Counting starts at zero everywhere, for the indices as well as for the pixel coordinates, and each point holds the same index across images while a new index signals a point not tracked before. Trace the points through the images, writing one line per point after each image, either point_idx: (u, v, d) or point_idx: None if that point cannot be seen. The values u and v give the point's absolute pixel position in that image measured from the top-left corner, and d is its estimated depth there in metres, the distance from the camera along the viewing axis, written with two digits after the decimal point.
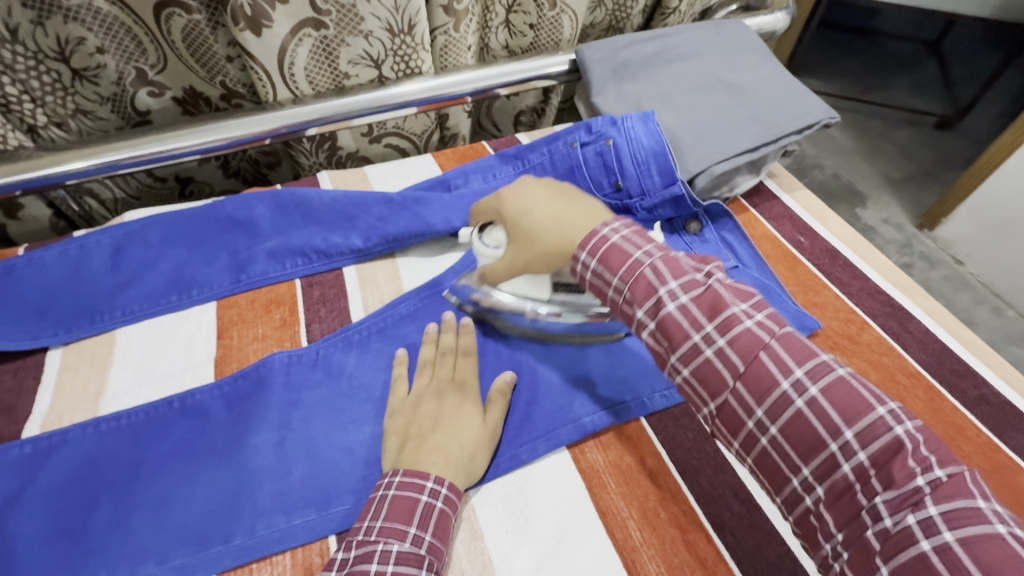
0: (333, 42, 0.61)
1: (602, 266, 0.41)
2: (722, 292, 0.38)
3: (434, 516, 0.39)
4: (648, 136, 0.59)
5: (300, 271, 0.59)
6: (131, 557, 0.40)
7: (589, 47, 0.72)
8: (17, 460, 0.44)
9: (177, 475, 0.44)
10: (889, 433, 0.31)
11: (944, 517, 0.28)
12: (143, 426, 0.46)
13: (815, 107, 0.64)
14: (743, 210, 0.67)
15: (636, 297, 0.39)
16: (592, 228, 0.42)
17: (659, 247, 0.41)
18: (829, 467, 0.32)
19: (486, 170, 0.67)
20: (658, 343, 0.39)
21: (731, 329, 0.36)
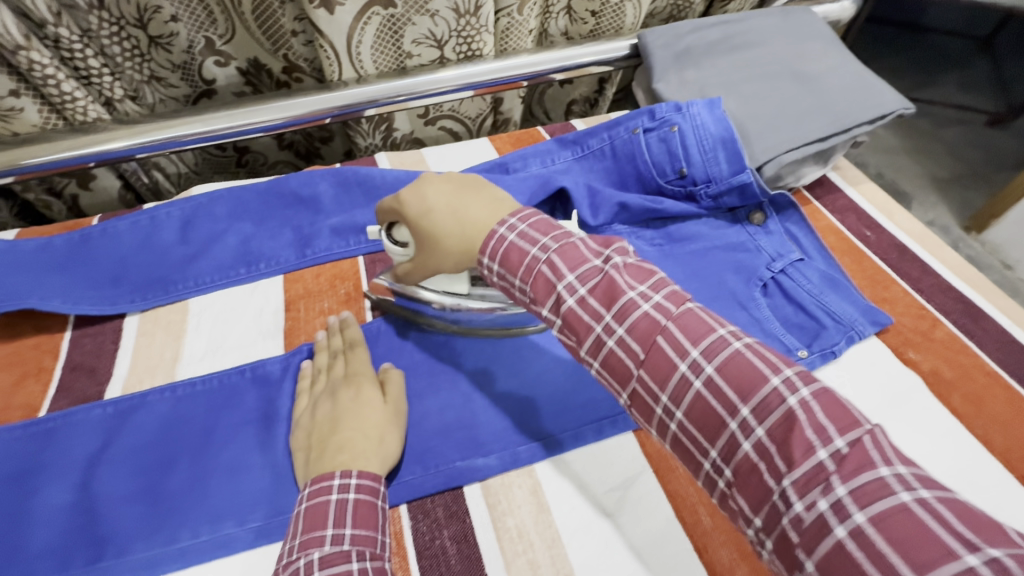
0: (400, 21, 0.61)
1: (504, 268, 0.38)
2: (618, 279, 0.35)
3: (349, 509, 0.36)
4: (716, 123, 0.58)
5: (362, 248, 0.59)
6: (211, 517, 0.41)
7: (652, 31, 0.70)
8: (98, 420, 0.45)
9: (250, 441, 0.45)
10: (788, 406, 0.29)
11: (846, 492, 0.26)
12: (216, 393, 0.47)
13: (888, 97, 0.62)
14: (805, 202, 0.66)
15: (538, 294, 0.37)
16: (491, 227, 0.40)
17: (558, 237, 0.38)
18: (739, 452, 0.30)
19: (544, 155, 0.67)
20: (609, 384, 0.35)
21: (629, 318, 0.33)
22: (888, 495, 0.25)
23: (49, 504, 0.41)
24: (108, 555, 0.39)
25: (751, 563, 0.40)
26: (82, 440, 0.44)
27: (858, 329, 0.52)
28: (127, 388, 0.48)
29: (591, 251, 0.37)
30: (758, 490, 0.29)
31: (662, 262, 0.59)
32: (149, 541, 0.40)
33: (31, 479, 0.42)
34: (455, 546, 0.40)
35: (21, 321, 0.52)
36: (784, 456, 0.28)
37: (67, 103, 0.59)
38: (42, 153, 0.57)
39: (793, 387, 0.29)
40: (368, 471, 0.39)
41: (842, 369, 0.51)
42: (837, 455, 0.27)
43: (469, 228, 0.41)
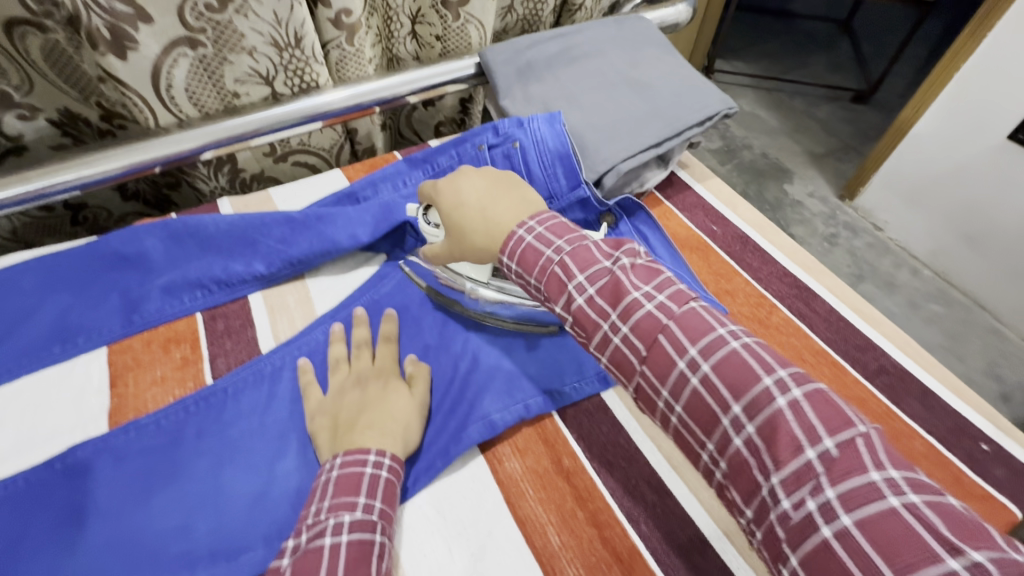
0: (213, 61, 0.57)
1: (522, 267, 0.42)
2: (625, 278, 0.39)
3: (381, 485, 0.40)
4: (554, 137, 0.59)
5: (199, 305, 0.55)
6: None
7: (493, 49, 0.70)
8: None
9: (65, 544, 0.40)
10: (731, 351, 0.35)
11: (751, 419, 0.33)
12: (24, 495, 0.42)
13: (713, 98, 0.65)
14: (657, 203, 0.68)
15: (553, 294, 0.41)
16: (511, 229, 0.44)
17: (571, 242, 0.41)
18: (685, 391, 0.36)
19: (396, 177, 0.65)
20: (576, 334, 0.41)
21: (632, 317, 0.38)
22: (878, 500, 0.29)
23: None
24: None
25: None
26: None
27: None
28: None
29: (602, 253, 0.41)
30: (720, 436, 0.34)
31: None
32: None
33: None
34: None
35: None
36: (723, 402, 0.34)
37: None
38: None
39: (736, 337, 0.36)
40: (380, 450, 0.41)
41: None
42: (750, 404, 0.33)
43: (492, 221, 0.45)
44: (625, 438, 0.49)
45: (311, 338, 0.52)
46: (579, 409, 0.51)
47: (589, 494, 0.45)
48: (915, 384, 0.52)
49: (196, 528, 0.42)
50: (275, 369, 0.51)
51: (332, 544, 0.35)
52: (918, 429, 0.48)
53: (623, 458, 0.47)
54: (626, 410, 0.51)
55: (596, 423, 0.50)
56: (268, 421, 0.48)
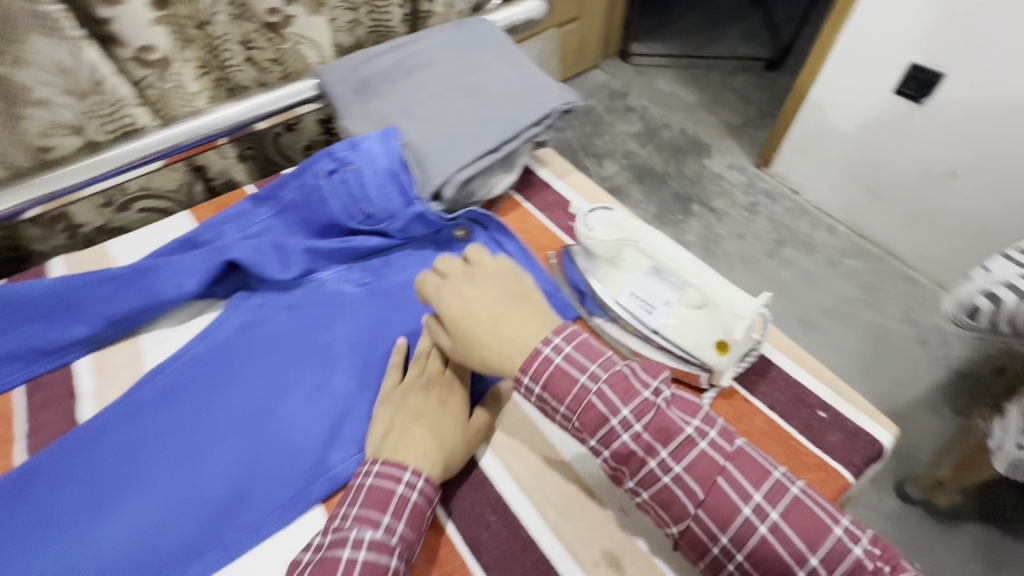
0: (6, 118, 0.54)
1: (550, 393, 0.40)
2: (671, 413, 0.39)
3: (408, 507, 0.41)
4: (386, 156, 0.57)
5: (17, 378, 0.51)
6: None
7: (328, 69, 0.67)
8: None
9: None
10: (791, 496, 0.37)
11: (829, 569, 0.35)
12: None
13: (551, 94, 0.64)
14: (516, 206, 0.67)
15: (587, 427, 0.39)
16: (534, 346, 0.40)
17: (604, 366, 0.40)
18: (751, 539, 0.36)
19: (240, 218, 0.63)
20: (616, 469, 0.40)
21: (686, 456, 0.38)
22: None
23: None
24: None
25: None
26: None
27: None
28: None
29: (640, 380, 0.40)
30: None
31: (368, 303, 0.57)
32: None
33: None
34: None
35: None
36: (797, 551, 0.36)
37: None
38: None
39: (790, 478, 0.38)
40: (416, 469, 0.43)
41: None
42: (827, 553, 0.35)
43: (504, 337, 0.41)
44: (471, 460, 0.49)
45: (133, 397, 0.50)
46: None
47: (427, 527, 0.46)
48: (760, 361, 0.52)
49: None
50: (91, 437, 0.47)
51: (349, 557, 0.38)
52: (760, 406, 0.49)
53: None
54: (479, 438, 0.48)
55: None
56: (86, 489, 0.45)
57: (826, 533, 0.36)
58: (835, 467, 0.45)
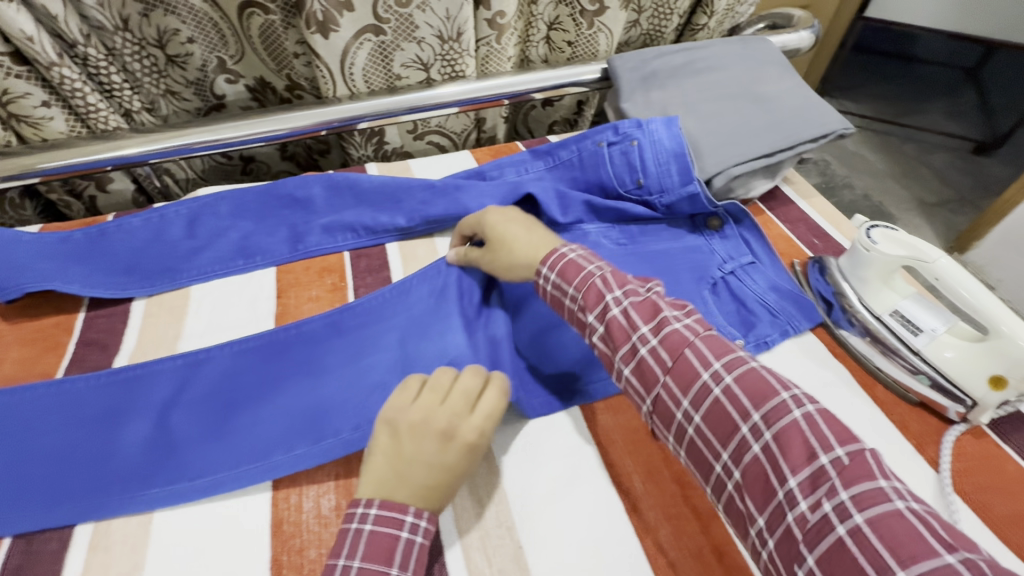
0: (389, 46, 0.69)
1: (562, 277, 0.48)
2: (646, 301, 0.43)
3: (414, 553, 0.38)
4: (671, 139, 0.64)
5: (349, 244, 0.65)
6: (206, 463, 0.46)
7: (621, 57, 0.77)
8: (107, 386, 0.50)
9: (244, 403, 0.50)
10: (746, 369, 0.39)
11: (861, 508, 0.32)
12: (215, 359, 0.52)
13: (830, 118, 0.68)
14: (759, 213, 0.71)
15: (590, 302, 0.45)
16: (554, 248, 0.50)
17: (610, 265, 0.48)
18: (707, 400, 0.39)
19: (518, 164, 0.73)
20: (607, 346, 0.44)
21: (662, 330, 0.42)
22: (934, 558, 0.29)
23: (76, 457, 0.46)
24: (128, 493, 0.44)
25: (675, 523, 0.45)
26: (109, 391, 0.50)
27: (793, 324, 0.57)
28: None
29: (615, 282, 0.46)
30: (776, 506, 0.34)
31: (624, 259, 0.64)
32: (160, 483, 0.45)
33: (70, 427, 0.48)
34: None
35: (31, 303, 0.58)
36: (781, 468, 0.35)
37: (90, 113, 0.66)
38: (66, 157, 0.65)
39: (798, 403, 0.36)
40: (417, 510, 0.39)
41: (775, 358, 0.55)
42: (771, 411, 0.36)
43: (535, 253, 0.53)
44: None
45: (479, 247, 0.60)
46: None
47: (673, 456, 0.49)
48: (1014, 414, 0.52)
49: (344, 399, 0.50)
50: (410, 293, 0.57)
51: None
52: (1018, 457, 0.49)
53: None
54: None
55: None
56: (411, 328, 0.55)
57: (772, 400, 0.37)
58: None
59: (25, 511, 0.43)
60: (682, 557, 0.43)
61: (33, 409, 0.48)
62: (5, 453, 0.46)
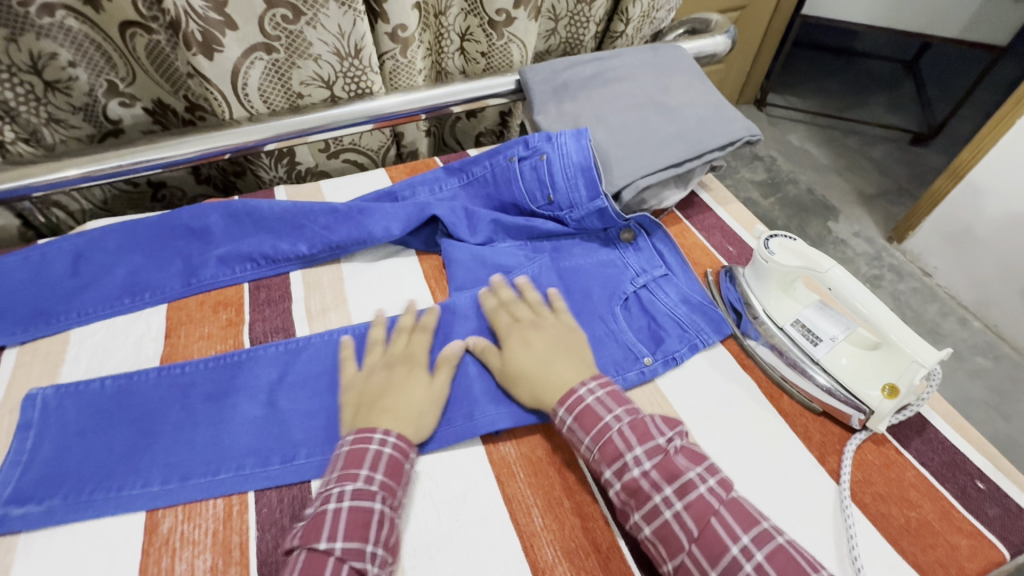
0: (284, 65, 0.66)
1: (578, 425, 0.47)
2: (677, 459, 0.44)
3: (385, 460, 0.44)
4: (578, 152, 0.63)
5: (248, 275, 0.62)
6: (161, 472, 0.46)
7: (531, 68, 0.75)
8: (153, 382, 0.52)
9: (214, 419, 0.50)
10: (774, 543, 0.40)
11: None
12: (195, 375, 0.53)
13: (737, 125, 0.68)
14: (675, 222, 0.70)
15: (605, 458, 0.45)
16: (570, 386, 0.49)
17: (627, 411, 0.47)
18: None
19: (432, 182, 0.71)
20: (624, 503, 0.44)
21: (687, 493, 0.42)
22: None
23: (101, 450, 0.48)
24: (131, 487, 0.45)
25: (573, 560, 0.43)
26: (120, 399, 0.51)
27: (702, 338, 0.56)
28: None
29: (657, 428, 0.46)
30: None
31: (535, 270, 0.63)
32: (165, 479, 0.46)
33: (106, 420, 0.49)
34: None
35: None
36: None
37: None
38: None
39: None
40: (386, 430, 0.46)
41: (684, 374, 0.54)
42: None
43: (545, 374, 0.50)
44: None
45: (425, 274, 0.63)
46: None
47: (576, 486, 0.47)
48: (915, 418, 0.52)
49: (314, 421, 0.50)
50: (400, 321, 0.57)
51: (334, 508, 0.41)
52: (917, 463, 0.49)
53: None
54: None
55: None
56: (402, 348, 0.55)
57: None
58: (990, 540, 0.44)
59: (43, 501, 0.44)
60: None
61: (78, 403, 0.50)
62: (42, 442, 0.48)
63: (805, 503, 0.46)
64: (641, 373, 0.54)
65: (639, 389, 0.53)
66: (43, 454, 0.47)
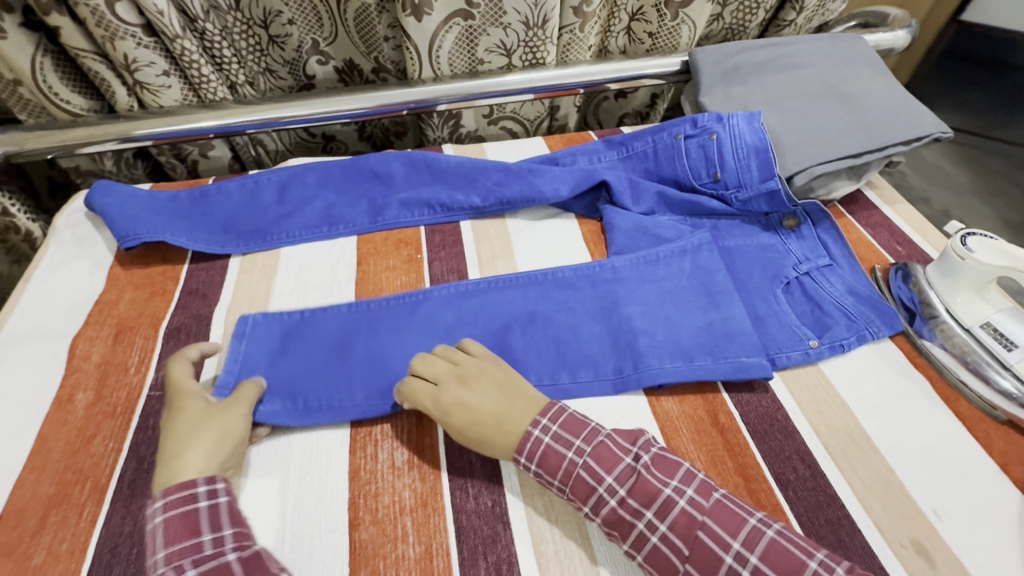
0: (476, 31, 0.71)
1: (543, 469, 0.43)
2: (650, 479, 0.41)
3: (158, 533, 0.38)
4: (752, 133, 0.63)
5: (425, 220, 0.68)
6: (365, 388, 0.51)
7: (703, 50, 0.76)
8: (341, 315, 0.57)
9: (402, 349, 0.54)
10: (767, 541, 0.38)
11: None
12: (378, 310, 0.57)
13: (926, 121, 0.65)
14: (839, 215, 0.69)
15: (580, 496, 0.42)
16: (524, 428, 0.45)
17: (589, 438, 0.44)
18: (762, 543, 0.38)
19: (592, 153, 0.73)
20: (611, 536, 0.41)
21: (668, 514, 0.40)
22: None
23: (307, 365, 0.53)
24: (342, 399, 0.51)
25: None
26: (314, 326, 0.56)
27: (871, 330, 0.56)
28: (227, 324, 0.58)
29: (620, 448, 0.43)
30: None
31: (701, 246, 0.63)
32: (368, 394, 0.51)
33: (306, 342, 0.55)
34: (479, 461, 0.48)
35: (144, 251, 0.64)
36: None
37: (203, 83, 0.72)
38: (178, 123, 0.70)
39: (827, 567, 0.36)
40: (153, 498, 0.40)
41: (850, 362, 0.54)
42: None
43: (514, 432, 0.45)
44: (782, 416, 0.51)
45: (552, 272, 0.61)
46: (741, 385, 0.53)
47: (738, 448, 0.48)
48: None
49: None
50: (562, 278, 0.60)
51: None
52: None
53: (780, 432, 0.50)
54: (790, 398, 0.52)
55: (758, 397, 0.52)
56: (562, 303, 0.58)
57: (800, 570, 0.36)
58: None
59: (266, 402, 0.50)
60: None
61: (280, 328, 0.56)
62: (255, 356, 0.53)
63: (984, 506, 0.45)
64: (806, 354, 0.54)
65: (801, 369, 0.54)
66: (256, 367, 0.53)
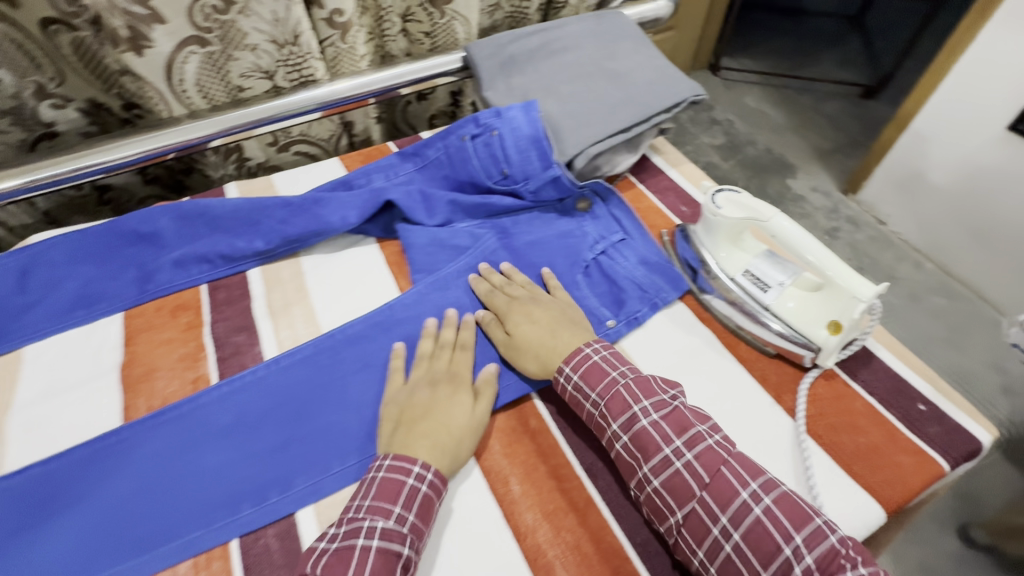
0: (220, 57, 0.64)
1: (585, 380, 0.48)
2: (685, 412, 0.45)
3: (419, 497, 0.42)
4: (529, 124, 0.63)
5: (204, 277, 0.61)
6: (126, 548, 0.43)
7: (478, 44, 0.75)
8: (84, 459, 0.46)
9: (172, 479, 0.46)
10: (778, 493, 0.41)
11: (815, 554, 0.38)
12: (129, 440, 0.48)
13: (682, 86, 0.69)
14: (630, 187, 0.72)
15: (614, 412, 0.46)
16: (576, 346, 0.50)
17: (631, 368, 0.49)
18: (748, 519, 0.40)
19: (387, 169, 0.70)
20: (632, 457, 0.44)
21: (697, 445, 0.43)
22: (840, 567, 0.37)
23: (41, 544, 0.42)
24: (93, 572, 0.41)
25: (553, 520, 0.45)
26: (48, 486, 0.45)
27: (661, 296, 0.58)
28: None
29: (660, 386, 0.48)
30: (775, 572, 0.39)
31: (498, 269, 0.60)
32: (129, 556, 0.42)
33: (39, 513, 0.44)
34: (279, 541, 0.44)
35: None
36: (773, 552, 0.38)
37: None
38: None
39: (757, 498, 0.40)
40: (426, 462, 0.44)
41: (647, 333, 0.56)
42: (810, 535, 0.39)
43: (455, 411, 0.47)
44: None
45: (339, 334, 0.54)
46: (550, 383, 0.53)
47: (551, 450, 0.49)
48: (863, 351, 0.55)
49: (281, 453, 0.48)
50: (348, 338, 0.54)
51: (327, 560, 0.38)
52: (866, 396, 0.52)
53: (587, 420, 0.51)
54: None
55: None
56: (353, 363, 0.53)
57: (808, 523, 0.40)
58: (932, 456, 0.48)
59: None
60: (560, 553, 0.43)
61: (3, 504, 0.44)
62: None
63: (766, 445, 0.48)
64: (605, 335, 0.56)
65: None
66: None
